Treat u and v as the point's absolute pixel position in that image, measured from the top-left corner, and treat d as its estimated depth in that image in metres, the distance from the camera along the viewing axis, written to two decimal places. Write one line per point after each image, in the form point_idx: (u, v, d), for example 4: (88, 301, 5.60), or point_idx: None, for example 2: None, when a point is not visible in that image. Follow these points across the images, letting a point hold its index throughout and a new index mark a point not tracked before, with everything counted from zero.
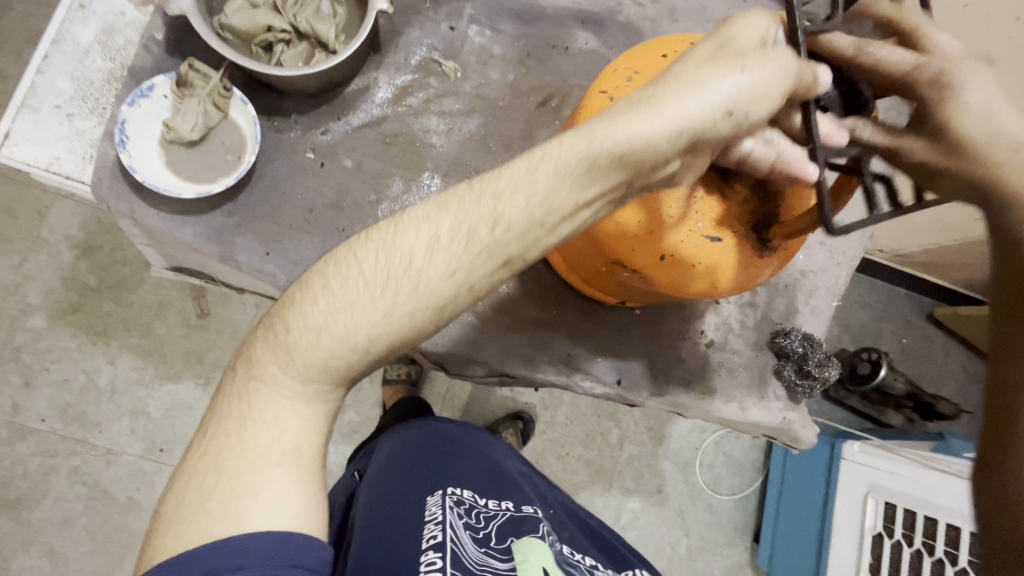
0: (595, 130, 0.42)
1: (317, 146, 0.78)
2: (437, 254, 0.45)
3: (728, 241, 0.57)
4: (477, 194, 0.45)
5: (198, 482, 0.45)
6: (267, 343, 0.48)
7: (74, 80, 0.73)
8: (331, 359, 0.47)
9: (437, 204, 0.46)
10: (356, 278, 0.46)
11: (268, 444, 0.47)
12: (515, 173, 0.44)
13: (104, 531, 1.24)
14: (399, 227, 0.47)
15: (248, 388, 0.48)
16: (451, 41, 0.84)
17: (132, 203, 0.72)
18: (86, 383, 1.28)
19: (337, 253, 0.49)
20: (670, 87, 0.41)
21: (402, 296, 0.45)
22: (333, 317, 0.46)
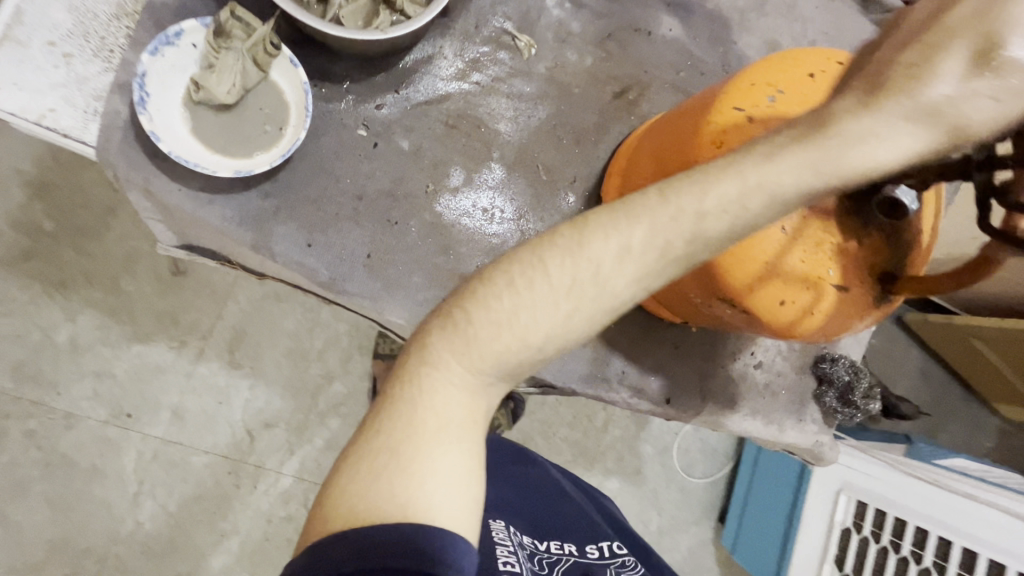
0: (820, 156, 0.37)
1: (370, 121, 0.67)
2: (630, 265, 0.41)
3: (854, 291, 0.54)
4: (698, 190, 0.39)
5: (369, 461, 0.41)
6: (440, 327, 0.43)
7: (72, 11, 0.58)
8: (505, 358, 0.42)
9: (627, 212, 0.41)
10: (541, 281, 0.41)
11: (438, 428, 0.42)
12: (739, 176, 0.38)
13: (64, 498, 1.11)
14: (585, 233, 0.41)
15: (418, 370, 0.43)
16: (527, 11, 0.73)
17: (148, 173, 0.60)
18: (41, 340, 1.12)
19: (521, 253, 0.43)
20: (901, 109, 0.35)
21: (588, 302, 0.41)
22: (511, 315, 0.42)
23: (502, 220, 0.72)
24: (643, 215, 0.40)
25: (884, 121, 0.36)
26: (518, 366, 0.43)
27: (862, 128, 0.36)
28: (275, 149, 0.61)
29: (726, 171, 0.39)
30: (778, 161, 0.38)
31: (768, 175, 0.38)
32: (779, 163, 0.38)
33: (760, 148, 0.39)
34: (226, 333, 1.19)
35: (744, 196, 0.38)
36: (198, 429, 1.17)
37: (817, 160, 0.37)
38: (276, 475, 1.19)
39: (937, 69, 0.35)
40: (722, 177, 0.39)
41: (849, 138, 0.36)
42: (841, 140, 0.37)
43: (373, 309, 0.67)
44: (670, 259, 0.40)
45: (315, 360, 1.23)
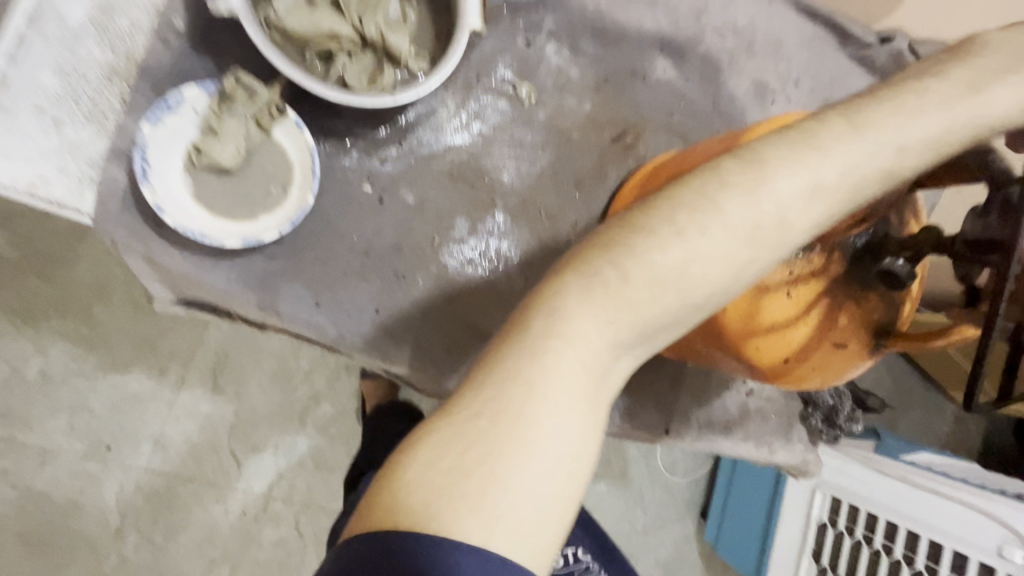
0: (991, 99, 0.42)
1: (375, 177, 0.67)
2: (818, 203, 0.40)
3: (852, 347, 0.57)
4: (875, 145, 0.40)
5: (469, 444, 0.36)
6: (584, 278, 0.39)
7: (60, 72, 0.54)
8: (656, 321, 0.40)
9: (810, 147, 0.40)
10: (717, 228, 0.39)
11: (565, 389, 0.38)
12: (915, 123, 0.41)
13: (42, 536, 1.08)
14: (764, 173, 0.40)
15: (550, 333, 0.38)
16: (527, 59, 0.74)
17: (148, 240, 0.58)
18: (11, 374, 1.07)
19: (683, 193, 0.40)
20: None
21: (758, 255, 0.40)
22: (683, 269, 0.39)
23: (508, 269, 0.73)
24: (820, 152, 0.40)
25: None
26: (660, 331, 0.41)
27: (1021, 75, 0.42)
28: (280, 211, 0.61)
29: (895, 109, 0.41)
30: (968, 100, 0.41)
31: (936, 118, 0.41)
32: (937, 101, 0.41)
33: (929, 105, 0.41)
34: (210, 359, 1.16)
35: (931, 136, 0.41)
36: (184, 458, 1.14)
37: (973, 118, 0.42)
38: (266, 498, 1.18)
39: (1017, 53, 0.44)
40: (912, 113, 0.41)
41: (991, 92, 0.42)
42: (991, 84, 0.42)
43: (381, 364, 0.67)
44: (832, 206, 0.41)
45: (303, 382, 1.21)
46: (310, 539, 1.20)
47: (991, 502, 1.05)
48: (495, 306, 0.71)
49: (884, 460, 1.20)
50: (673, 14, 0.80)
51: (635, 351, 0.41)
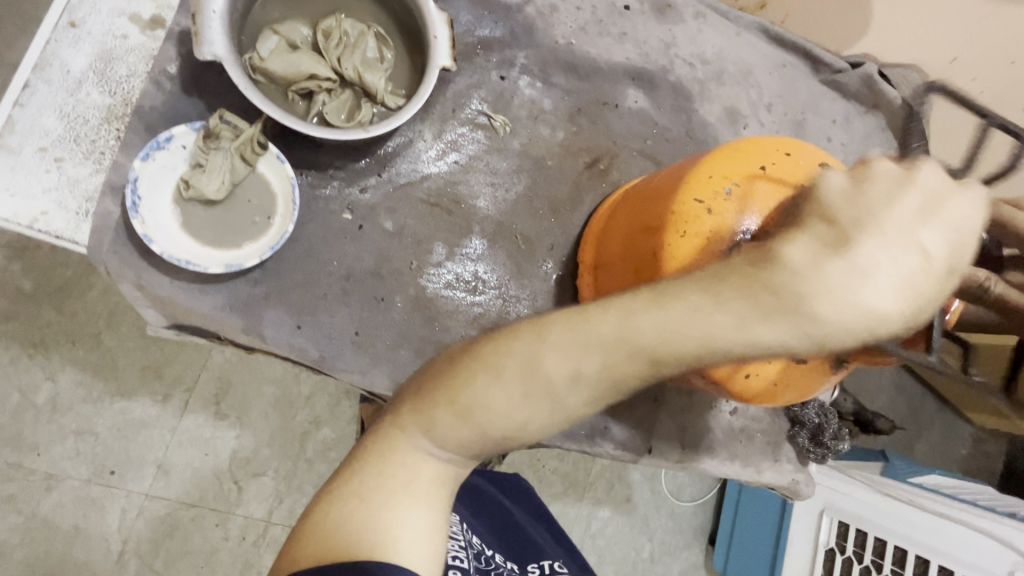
0: (790, 281, 0.38)
1: (355, 205, 0.71)
2: (573, 382, 0.43)
3: (813, 362, 0.59)
4: (665, 334, 0.40)
5: (335, 511, 0.46)
6: (414, 410, 0.48)
7: (63, 117, 0.61)
8: (471, 443, 0.47)
9: (581, 328, 0.43)
10: (499, 386, 0.45)
11: (404, 487, 0.46)
12: (704, 325, 0.38)
13: (47, 562, 1.10)
14: (543, 347, 0.44)
15: (391, 440, 0.48)
16: (501, 93, 0.78)
17: (139, 268, 0.62)
18: (20, 401, 1.11)
19: (488, 347, 0.46)
20: (872, 243, 0.38)
21: (542, 414, 0.45)
22: (473, 413, 0.46)
23: (486, 290, 0.75)
24: (601, 340, 0.42)
25: (862, 259, 0.37)
26: (481, 452, 0.48)
27: (863, 251, 0.38)
28: (264, 239, 0.64)
29: (698, 298, 0.39)
30: (784, 261, 0.38)
31: (709, 324, 0.38)
32: (752, 301, 0.38)
33: (741, 310, 0.38)
34: (210, 386, 1.20)
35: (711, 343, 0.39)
36: (185, 484, 1.17)
37: (792, 333, 0.38)
38: (265, 524, 1.20)
39: (883, 234, 0.38)
40: (693, 291, 0.39)
41: (830, 292, 0.37)
42: (804, 277, 0.38)
43: (363, 384, 0.70)
44: (615, 389, 0.44)
45: (302, 407, 1.24)
46: None
47: (1000, 525, 1.04)
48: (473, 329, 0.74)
49: (887, 480, 1.20)
50: (642, 47, 0.84)
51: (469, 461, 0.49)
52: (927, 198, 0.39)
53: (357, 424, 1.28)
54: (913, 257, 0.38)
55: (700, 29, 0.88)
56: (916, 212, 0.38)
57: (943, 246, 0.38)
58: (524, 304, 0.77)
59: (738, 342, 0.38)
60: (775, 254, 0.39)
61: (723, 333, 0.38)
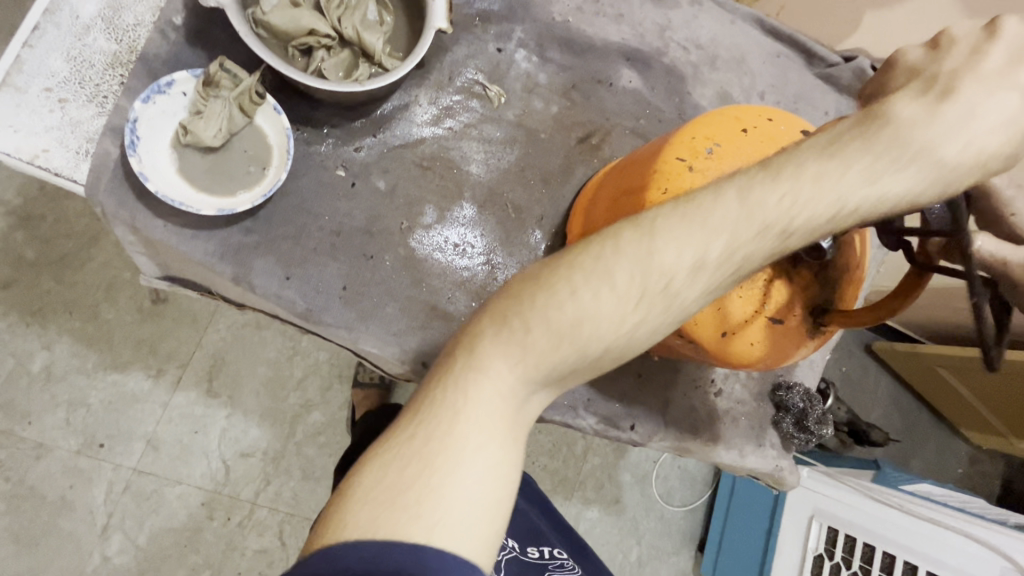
0: (898, 145, 0.41)
1: (348, 163, 0.73)
2: (704, 276, 0.43)
3: (789, 323, 0.59)
4: (790, 203, 0.42)
5: (397, 472, 0.41)
6: (499, 336, 0.44)
7: (70, 60, 0.63)
8: (560, 368, 0.44)
9: (703, 220, 0.43)
10: (609, 291, 0.43)
11: (475, 429, 0.42)
12: (837, 186, 0.42)
13: (31, 532, 1.10)
14: (656, 239, 0.43)
15: (460, 377, 0.43)
16: (497, 64, 0.80)
17: (134, 210, 0.63)
18: (15, 368, 1.12)
19: (582, 259, 0.44)
20: (955, 100, 0.41)
21: (653, 313, 0.44)
22: (578, 326, 0.43)
23: (473, 255, 0.77)
24: (719, 223, 0.43)
25: (961, 109, 0.40)
26: (569, 374, 0.46)
27: (963, 116, 0.41)
28: (257, 188, 0.66)
29: (823, 163, 0.42)
30: (893, 122, 0.41)
31: (846, 185, 0.41)
32: (885, 159, 0.41)
33: (864, 164, 0.41)
34: (204, 362, 1.21)
35: (845, 210, 0.42)
36: (172, 459, 1.17)
37: (921, 176, 0.41)
38: (251, 505, 1.20)
39: (991, 89, 0.41)
40: (813, 158, 0.42)
41: (949, 151, 0.41)
42: (913, 138, 0.41)
43: (349, 340, 0.71)
44: (740, 266, 0.44)
45: (293, 389, 1.25)
46: (293, 550, 1.21)
47: (992, 532, 1.04)
48: (460, 292, 0.75)
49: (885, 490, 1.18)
50: (638, 28, 0.86)
51: (544, 392, 0.47)
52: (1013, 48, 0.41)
53: (348, 408, 1.29)
54: (1013, 98, 0.40)
55: (695, 16, 0.90)
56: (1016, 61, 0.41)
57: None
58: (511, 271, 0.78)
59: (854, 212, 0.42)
60: (886, 111, 0.42)
61: (849, 206, 0.42)
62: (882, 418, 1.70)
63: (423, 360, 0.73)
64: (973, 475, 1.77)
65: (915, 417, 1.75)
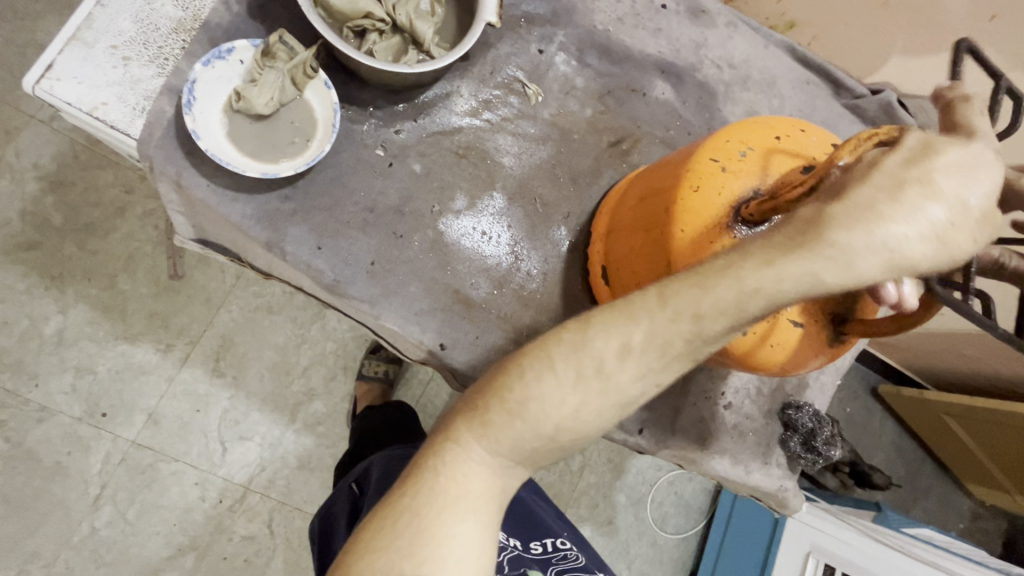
0: (821, 241, 0.42)
1: (388, 143, 0.75)
2: (630, 362, 0.47)
3: (808, 327, 0.60)
4: (700, 292, 0.45)
5: (386, 528, 0.48)
6: (467, 420, 0.50)
7: (137, 21, 0.66)
8: (516, 445, 0.50)
9: (627, 316, 0.47)
10: (549, 376, 0.48)
11: (457, 495, 0.49)
12: (757, 279, 0.43)
13: (23, 496, 1.10)
14: (591, 331, 0.48)
15: (442, 445, 0.50)
16: (537, 65, 0.83)
17: (181, 166, 0.66)
18: (28, 330, 1.14)
19: (534, 348, 0.50)
20: (865, 188, 0.42)
21: (591, 395, 0.48)
22: (525, 408, 0.49)
23: (499, 243, 0.78)
24: (641, 315, 0.47)
25: (883, 204, 0.41)
26: (531, 452, 0.50)
27: (876, 212, 0.41)
28: (299, 158, 0.68)
29: (745, 261, 0.44)
30: (805, 212, 0.44)
31: (758, 279, 0.43)
32: (799, 255, 0.43)
33: (770, 257, 0.43)
34: (213, 342, 1.22)
35: (751, 294, 0.44)
36: (172, 435, 1.18)
37: (827, 271, 0.42)
38: (243, 490, 1.20)
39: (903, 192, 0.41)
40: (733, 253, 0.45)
41: (851, 246, 0.42)
42: (835, 234, 0.42)
43: (370, 315, 0.72)
44: (664, 355, 0.47)
45: (299, 376, 1.25)
46: (279, 540, 1.21)
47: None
48: (483, 279, 0.77)
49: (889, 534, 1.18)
50: (675, 43, 0.89)
51: (517, 467, 0.51)
52: (915, 152, 0.42)
53: (350, 401, 1.29)
54: (939, 208, 0.40)
55: (730, 37, 0.93)
56: (915, 163, 0.42)
57: (949, 208, 0.40)
58: (534, 262, 0.80)
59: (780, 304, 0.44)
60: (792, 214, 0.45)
61: (762, 302, 0.44)
62: (883, 461, 1.68)
63: (442, 343, 0.74)
64: (974, 531, 1.73)
65: (918, 461, 1.73)
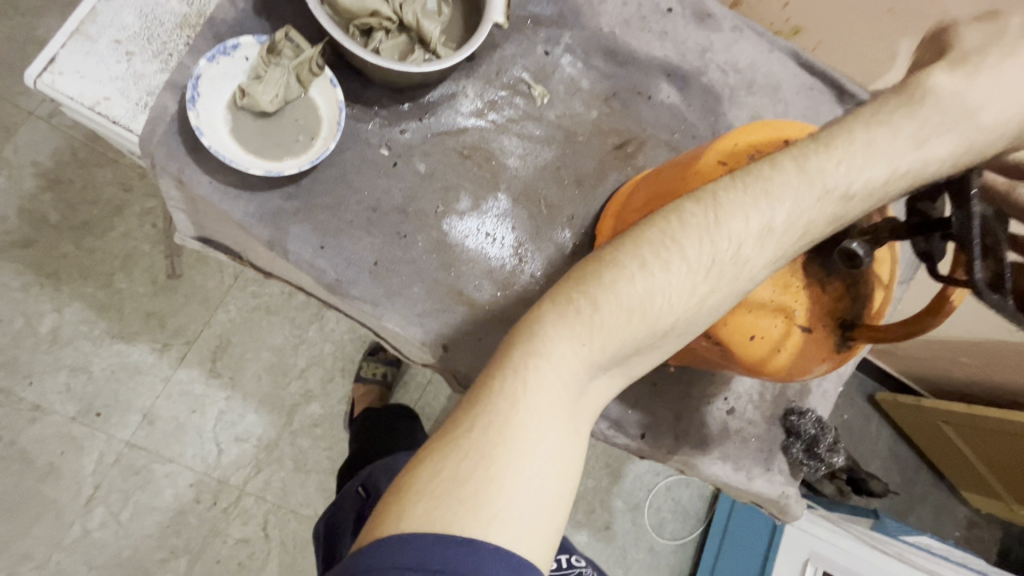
0: (928, 121, 0.46)
1: (393, 143, 0.75)
2: (767, 246, 0.47)
3: (817, 332, 0.60)
4: (846, 168, 0.47)
5: (460, 459, 0.42)
6: (568, 310, 0.45)
7: (141, 16, 0.65)
8: (620, 348, 0.46)
9: (762, 193, 0.47)
10: (678, 263, 0.46)
11: (536, 418, 0.44)
12: (885, 160, 0.47)
13: (13, 497, 1.09)
14: (721, 214, 0.47)
15: (522, 361, 0.45)
16: (543, 66, 0.83)
17: (183, 163, 0.65)
18: (23, 328, 1.12)
19: (650, 236, 0.47)
20: (992, 65, 0.47)
21: (722, 283, 0.47)
22: (647, 302, 0.45)
23: (503, 244, 0.78)
24: (780, 193, 0.47)
25: (981, 92, 0.46)
26: (630, 354, 0.47)
27: (989, 93, 0.46)
28: (303, 156, 0.67)
29: (869, 132, 0.47)
30: (923, 94, 0.47)
31: (892, 160, 0.47)
32: (909, 130, 0.47)
33: (908, 136, 0.47)
34: (210, 342, 1.21)
35: (895, 174, 0.47)
36: (167, 436, 1.16)
37: (955, 149, 0.46)
38: (238, 493, 1.18)
39: (982, 70, 0.47)
40: (861, 136, 0.47)
41: (960, 122, 0.46)
42: (948, 112, 0.46)
43: (372, 316, 0.71)
44: (798, 238, 0.48)
45: (296, 378, 1.24)
46: (274, 543, 1.19)
47: None
48: (487, 280, 0.76)
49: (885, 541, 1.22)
50: (680, 47, 0.89)
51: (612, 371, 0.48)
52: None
53: (347, 403, 1.27)
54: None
55: (735, 41, 0.93)
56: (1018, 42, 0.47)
57: None
58: (537, 264, 0.79)
59: (896, 183, 0.47)
60: (926, 87, 0.47)
61: (881, 176, 0.47)
62: (881, 469, 1.68)
63: (444, 344, 0.73)
64: (971, 539, 1.73)
65: (916, 468, 1.73)
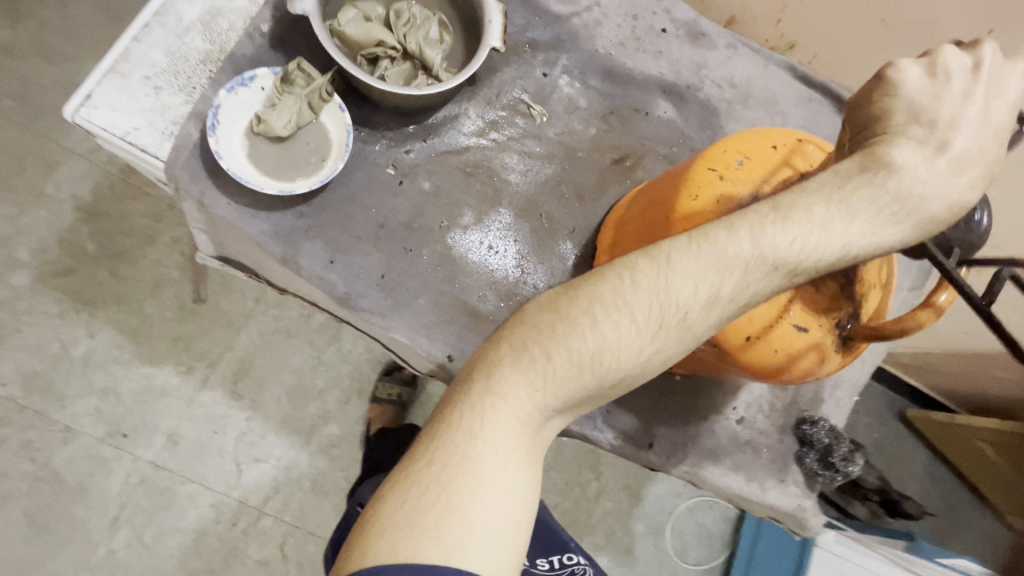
0: (887, 180, 0.47)
1: (399, 162, 0.79)
2: (715, 309, 0.50)
3: (814, 332, 0.60)
4: (801, 245, 0.48)
5: (420, 496, 0.46)
6: (526, 359, 0.50)
7: (169, 54, 0.71)
8: (571, 394, 0.51)
9: (713, 254, 0.49)
10: (626, 324, 0.50)
11: (494, 460, 0.48)
12: (841, 229, 0.48)
13: (45, 517, 1.13)
14: (671, 273, 0.50)
15: (482, 401, 0.49)
16: (542, 87, 0.87)
17: (204, 186, 0.70)
18: (58, 353, 1.19)
19: (603, 294, 0.51)
20: (958, 124, 0.47)
21: (670, 342, 0.51)
22: (600, 358, 0.50)
23: (505, 256, 0.80)
24: (733, 256, 0.49)
25: (945, 158, 0.47)
26: (582, 398, 0.52)
27: (950, 152, 0.47)
28: (314, 176, 0.71)
29: (828, 203, 0.48)
30: (890, 154, 0.47)
31: (841, 228, 0.48)
32: (865, 206, 0.48)
33: (866, 215, 0.48)
34: (232, 364, 1.25)
35: (846, 251, 0.49)
36: (190, 457, 1.20)
37: (911, 221, 0.48)
38: (258, 513, 1.20)
39: (951, 134, 0.47)
40: (809, 197, 0.49)
41: (917, 189, 0.47)
42: (901, 177, 0.47)
43: (381, 329, 0.74)
44: (742, 299, 0.51)
45: (313, 399, 1.27)
46: (292, 564, 1.20)
47: None
48: (491, 292, 0.78)
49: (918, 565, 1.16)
50: (676, 65, 0.92)
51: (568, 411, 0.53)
52: (990, 75, 0.48)
53: (362, 423, 1.29)
54: (986, 140, 0.47)
55: (730, 57, 0.95)
56: (985, 94, 0.47)
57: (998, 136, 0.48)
58: (540, 275, 0.81)
59: (857, 246, 0.48)
60: (885, 155, 0.48)
61: (835, 243, 0.48)
62: (914, 488, 1.61)
63: (450, 355, 0.75)
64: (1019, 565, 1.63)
65: (952, 488, 1.65)
